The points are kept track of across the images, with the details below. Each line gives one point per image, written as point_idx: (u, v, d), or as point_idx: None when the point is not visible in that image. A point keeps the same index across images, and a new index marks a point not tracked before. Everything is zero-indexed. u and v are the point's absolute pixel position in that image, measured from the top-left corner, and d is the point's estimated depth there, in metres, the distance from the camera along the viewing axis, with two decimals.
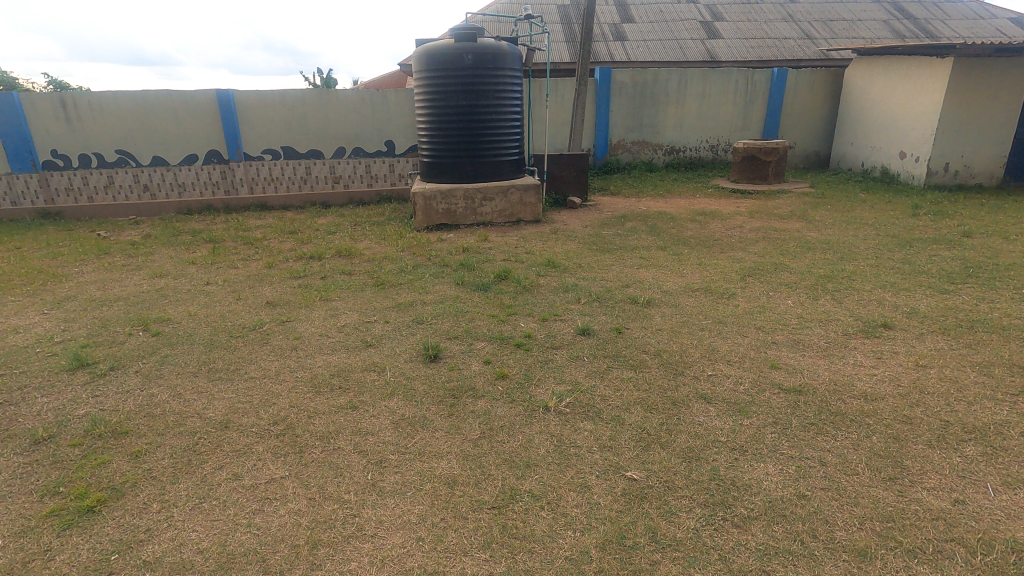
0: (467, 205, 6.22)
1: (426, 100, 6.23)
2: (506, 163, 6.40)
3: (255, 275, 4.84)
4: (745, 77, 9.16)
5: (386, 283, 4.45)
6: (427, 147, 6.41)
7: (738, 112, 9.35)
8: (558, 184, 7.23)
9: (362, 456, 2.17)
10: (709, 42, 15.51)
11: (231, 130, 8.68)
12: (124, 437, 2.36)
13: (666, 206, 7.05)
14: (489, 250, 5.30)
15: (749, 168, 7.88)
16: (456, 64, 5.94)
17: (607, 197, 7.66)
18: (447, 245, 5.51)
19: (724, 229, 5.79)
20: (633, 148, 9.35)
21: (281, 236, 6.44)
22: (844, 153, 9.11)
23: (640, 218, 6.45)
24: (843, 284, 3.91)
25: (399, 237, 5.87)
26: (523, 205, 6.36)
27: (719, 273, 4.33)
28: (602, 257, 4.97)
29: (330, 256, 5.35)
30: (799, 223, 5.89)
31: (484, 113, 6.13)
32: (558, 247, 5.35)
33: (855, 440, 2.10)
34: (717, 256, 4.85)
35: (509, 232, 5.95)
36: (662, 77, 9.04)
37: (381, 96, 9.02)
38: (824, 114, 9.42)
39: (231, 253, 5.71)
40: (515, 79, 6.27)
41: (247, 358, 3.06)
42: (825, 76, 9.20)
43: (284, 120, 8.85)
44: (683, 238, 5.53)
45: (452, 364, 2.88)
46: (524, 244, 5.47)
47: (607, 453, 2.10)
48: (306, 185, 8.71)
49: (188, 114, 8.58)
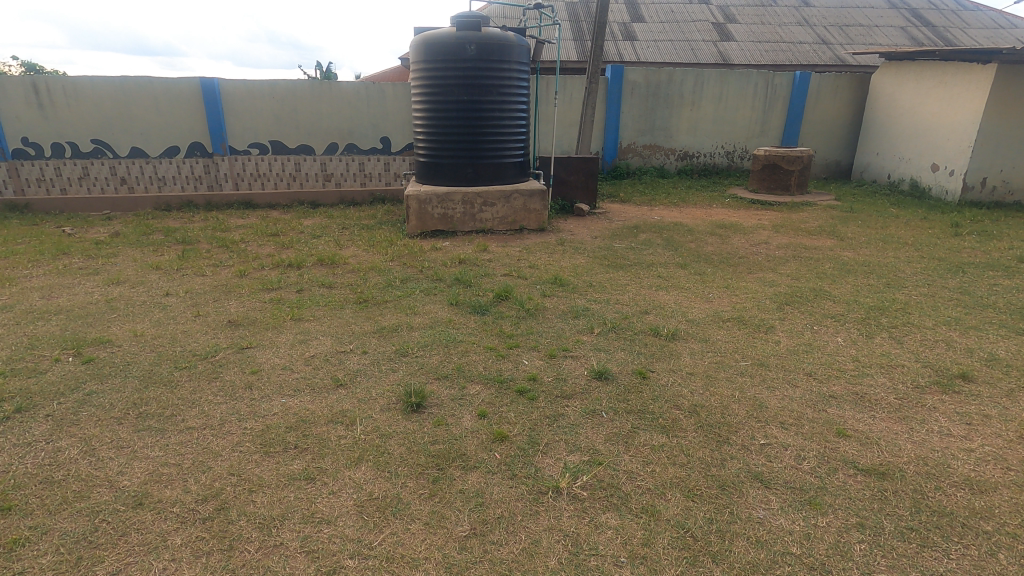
0: (466, 210, 5.67)
1: (424, 94, 5.66)
2: (509, 166, 5.86)
3: (223, 286, 4.28)
4: (764, 81, 8.64)
5: (370, 300, 3.90)
6: (424, 146, 5.84)
7: (757, 116, 8.82)
8: (565, 190, 6.68)
9: (310, 560, 1.62)
10: (722, 44, 14.99)
11: (216, 121, 8.09)
12: (3, 517, 1.80)
13: (681, 216, 6.51)
14: (489, 262, 4.75)
15: (770, 177, 7.33)
16: (458, 54, 5.39)
17: (617, 205, 7.12)
18: (442, 256, 4.96)
19: (748, 245, 5.26)
20: (644, 152, 8.80)
21: (260, 239, 5.89)
22: (868, 163, 8.58)
23: (653, 229, 5.91)
24: (899, 317, 3.36)
25: (388, 244, 5.31)
26: (527, 212, 5.81)
27: (751, 299, 3.79)
28: (615, 274, 4.44)
29: (311, 265, 4.79)
30: (829, 240, 5.36)
31: (486, 110, 5.57)
32: (565, 260, 4.81)
33: (977, 561, 1.55)
34: (745, 278, 4.32)
35: (511, 242, 5.40)
36: (677, 78, 8.51)
37: (378, 89, 8.45)
38: (847, 121, 8.89)
39: (202, 257, 5.15)
40: (521, 74, 5.72)
41: (188, 399, 2.49)
42: (850, 80, 8.67)
43: (273, 112, 8.27)
44: (704, 254, 5.00)
45: (437, 416, 2.33)
46: (528, 256, 4.93)
47: (643, 570, 1.54)
48: (295, 182, 8.24)
49: (170, 103, 8.00)
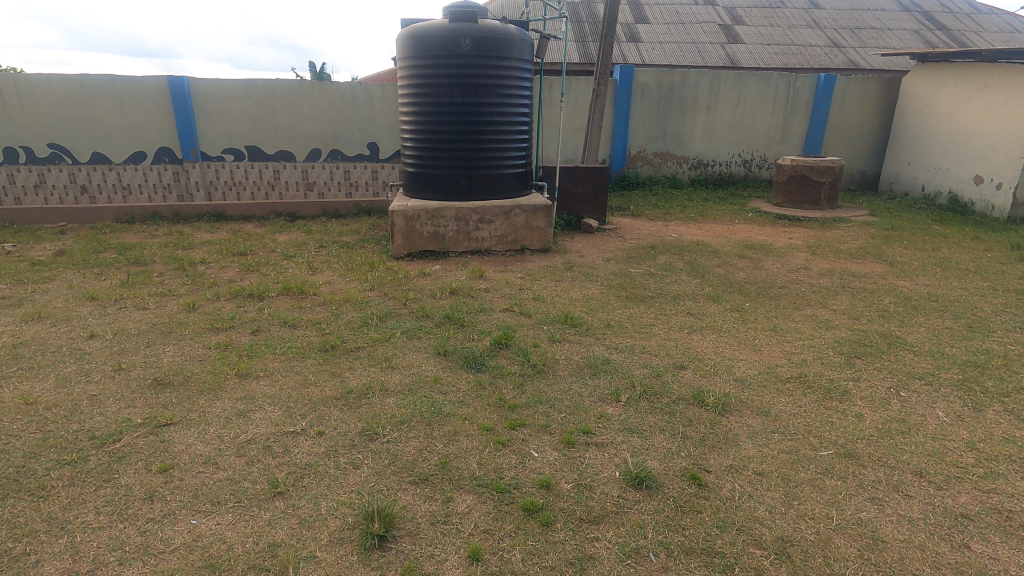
0: (460, 228, 4.96)
1: (412, 95, 4.94)
2: (509, 177, 5.14)
3: (162, 325, 3.53)
4: (785, 84, 7.97)
5: (339, 346, 3.16)
6: (413, 154, 5.11)
7: (777, 122, 8.14)
8: (571, 203, 5.98)
9: None
10: (730, 47, 14.35)
11: (186, 124, 7.35)
12: None
13: (702, 234, 5.81)
14: (485, 293, 4.03)
15: (796, 189, 6.64)
16: (452, 50, 4.68)
17: (628, 220, 6.42)
18: (430, 284, 4.24)
19: (785, 271, 4.56)
20: (654, 160, 8.09)
21: (224, 259, 5.15)
22: (898, 174, 7.90)
23: (673, 249, 5.21)
24: (1007, 379, 2.66)
25: (370, 268, 4.59)
26: (529, 229, 5.09)
27: (808, 347, 3.08)
28: (636, 310, 3.74)
29: (276, 295, 4.06)
30: (878, 265, 4.66)
31: (484, 113, 4.85)
32: (575, 290, 4.10)
33: None
34: (793, 315, 3.61)
35: (512, 266, 4.68)
36: (691, 80, 7.82)
37: (364, 90, 7.73)
38: (875, 128, 8.22)
39: (151, 283, 4.41)
40: (524, 73, 5.01)
41: (54, 523, 1.75)
42: (878, 84, 8.00)
43: (248, 114, 7.53)
44: (736, 283, 4.29)
45: (410, 558, 1.60)
46: (531, 284, 4.22)
47: None
48: (274, 191, 7.55)
49: (135, 103, 7.26)
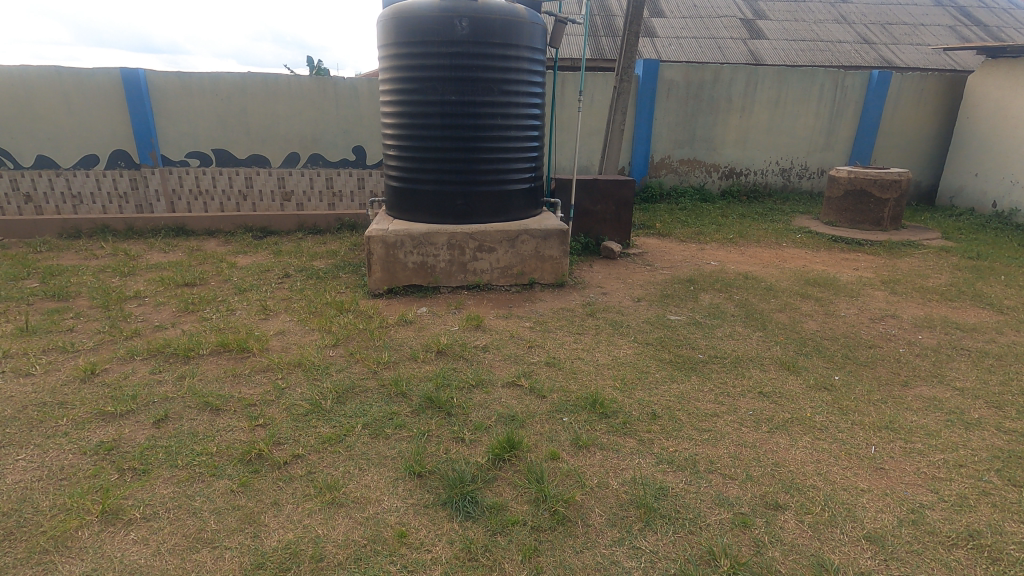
0: (454, 258, 4.00)
1: (395, 92, 3.96)
2: (515, 195, 4.17)
3: (35, 406, 2.55)
4: (832, 82, 6.96)
5: (268, 456, 2.18)
6: (396, 165, 4.13)
7: (821, 126, 7.12)
8: (589, 223, 5.00)
9: None
10: (753, 43, 13.31)
11: (144, 124, 6.39)
12: None
13: (747, 263, 4.83)
14: (484, 354, 3.07)
15: (853, 206, 5.63)
16: (444, 34, 3.70)
17: (654, 241, 5.44)
18: (412, 338, 3.27)
19: (869, 321, 3.57)
20: (680, 168, 7.09)
21: (163, 293, 4.18)
22: (962, 186, 6.87)
23: (716, 284, 4.23)
24: None
25: (338, 311, 3.62)
26: (539, 260, 4.11)
27: (957, 470, 2.08)
28: (686, 386, 2.76)
29: (208, 353, 3.09)
30: (985, 312, 3.67)
31: (485, 114, 3.86)
32: (601, 350, 3.13)
33: None
34: (908, 400, 2.61)
35: (518, 309, 3.71)
36: (724, 77, 6.82)
37: (349, 86, 6.76)
38: (932, 134, 7.22)
39: (56, 332, 3.44)
40: (535, 65, 4.02)
41: None
42: (937, 83, 6.99)
43: (216, 113, 6.57)
44: (810, 339, 3.31)
45: None
46: (543, 340, 3.25)
47: None
48: (246, 201, 6.59)
49: (84, 99, 6.28)
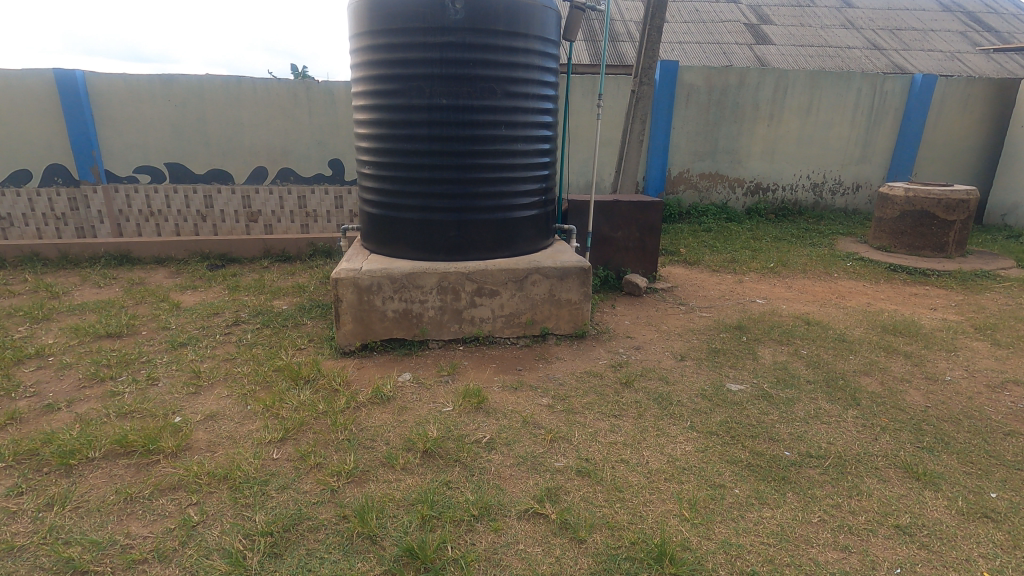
0: (446, 304, 3.14)
1: (371, 94, 3.11)
2: (523, 225, 3.32)
3: None
4: (870, 87, 6.21)
5: None
6: (373, 187, 3.27)
7: (856, 136, 6.36)
8: (607, 253, 4.17)
9: None
10: (759, 48, 12.62)
11: (82, 134, 5.48)
12: None
13: (801, 300, 4.00)
14: (490, 454, 2.20)
15: (913, 229, 4.84)
16: (433, 19, 2.86)
17: (682, 272, 4.60)
18: (391, 425, 2.40)
19: (990, 390, 2.73)
20: (700, 183, 6.29)
21: (73, 351, 3.25)
22: (1017, 203, 6.10)
23: (774, 332, 3.40)
24: None
25: (293, 381, 2.74)
26: (553, 305, 3.26)
27: None
28: (786, 513, 1.90)
29: (99, 458, 2.18)
30: None
31: (485, 122, 3.01)
32: (651, 445, 2.27)
33: None
34: None
35: (530, 375, 2.85)
36: (750, 80, 6.04)
37: (324, 91, 5.92)
38: (976, 145, 6.49)
39: None
40: (547, 60, 3.19)
41: None
42: (984, 88, 6.28)
43: (170, 122, 5.69)
44: (926, 422, 2.46)
45: None
46: (568, 428, 2.39)
47: None
48: (207, 223, 5.70)
49: (10, 104, 5.34)
